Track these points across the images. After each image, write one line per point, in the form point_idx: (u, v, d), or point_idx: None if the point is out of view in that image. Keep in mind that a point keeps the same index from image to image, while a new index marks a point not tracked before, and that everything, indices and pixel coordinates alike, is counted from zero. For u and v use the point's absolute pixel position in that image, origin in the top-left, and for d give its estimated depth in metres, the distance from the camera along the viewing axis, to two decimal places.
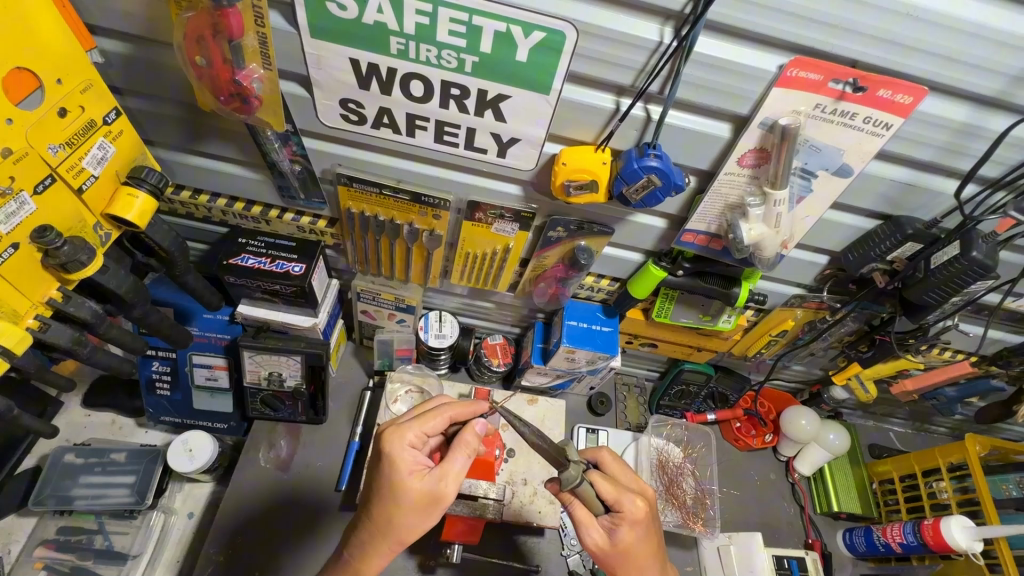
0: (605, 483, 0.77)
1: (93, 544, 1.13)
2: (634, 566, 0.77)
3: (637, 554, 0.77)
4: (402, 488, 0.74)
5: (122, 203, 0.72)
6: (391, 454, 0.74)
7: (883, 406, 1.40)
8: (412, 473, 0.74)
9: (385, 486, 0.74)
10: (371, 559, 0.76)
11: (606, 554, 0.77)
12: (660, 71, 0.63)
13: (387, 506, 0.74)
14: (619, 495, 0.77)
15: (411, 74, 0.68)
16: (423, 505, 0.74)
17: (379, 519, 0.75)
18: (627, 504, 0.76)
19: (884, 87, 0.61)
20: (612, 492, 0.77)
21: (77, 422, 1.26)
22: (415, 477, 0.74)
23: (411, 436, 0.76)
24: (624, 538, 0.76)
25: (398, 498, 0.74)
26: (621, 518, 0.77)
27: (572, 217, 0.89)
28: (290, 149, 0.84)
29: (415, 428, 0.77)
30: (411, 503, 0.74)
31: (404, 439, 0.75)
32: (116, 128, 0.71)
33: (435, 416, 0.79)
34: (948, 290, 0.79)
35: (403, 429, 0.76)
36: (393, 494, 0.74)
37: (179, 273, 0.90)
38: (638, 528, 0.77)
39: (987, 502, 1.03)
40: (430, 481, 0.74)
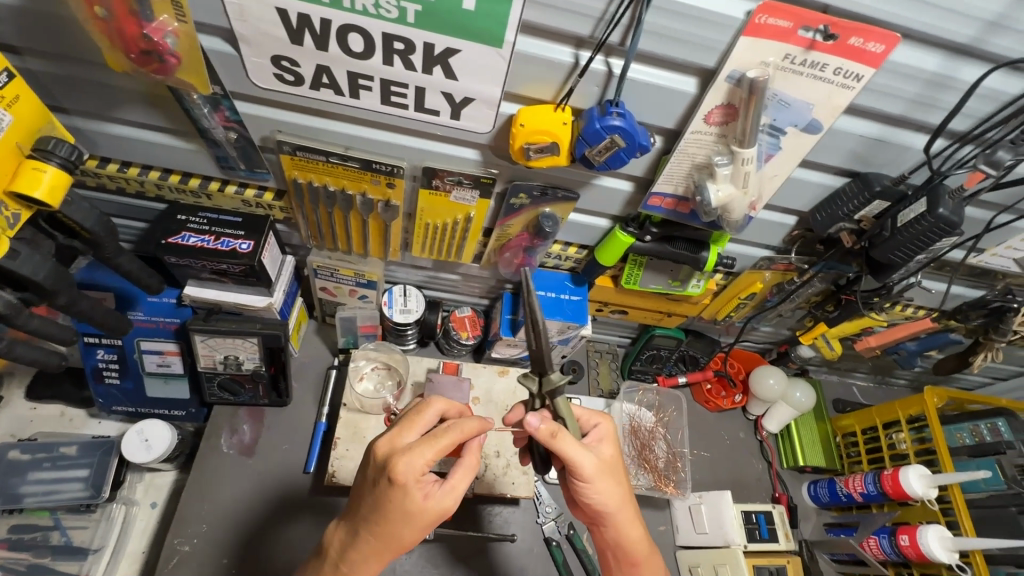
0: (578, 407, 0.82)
1: (49, 541, 1.08)
2: (620, 481, 0.79)
3: (619, 472, 0.79)
4: (415, 512, 0.70)
5: (27, 178, 0.64)
6: (405, 480, 0.69)
7: (847, 362, 1.43)
8: (426, 498, 0.70)
9: (395, 508, 0.70)
10: (370, 564, 0.75)
11: (600, 472, 0.75)
12: (620, 20, 0.58)
13: (397, 525, 0.71)
14: (593, 414, 0.82)
15: (349, 26, 0.61)
16: (430, 521, 0.73)
17: (387, 536, 0.72)
18: (600, 419, 0.82)
19: (856, 35, 0.57)
20: (587, 412, 0.82)
21: (21, 416, 1.19)
22: (428, 500, 0.71)
23: (427, 458, 0.70)
24: (607, 452, 0.80)
25: (408, 519, 0.71)
26: (602, 433, 0.80)
27: (535, 182, 0.85)
28: (223, 115, 0.76)
29: (425, 452, 0.70)
30: (422, 521, 0.71)
31: (419, 464, 0.70)
32: (10, 93, 0.62)
33: (444, 437, 0.71)
34: (914, 248, 0.79)
35: (416, 451, 0.70)
36: (405, 517, 0.70)
37: (110, 255, 0.82)
38: (615, 443, 0.81)
39: (942, 451, 1.07)
40: (442, 502, 0.71)
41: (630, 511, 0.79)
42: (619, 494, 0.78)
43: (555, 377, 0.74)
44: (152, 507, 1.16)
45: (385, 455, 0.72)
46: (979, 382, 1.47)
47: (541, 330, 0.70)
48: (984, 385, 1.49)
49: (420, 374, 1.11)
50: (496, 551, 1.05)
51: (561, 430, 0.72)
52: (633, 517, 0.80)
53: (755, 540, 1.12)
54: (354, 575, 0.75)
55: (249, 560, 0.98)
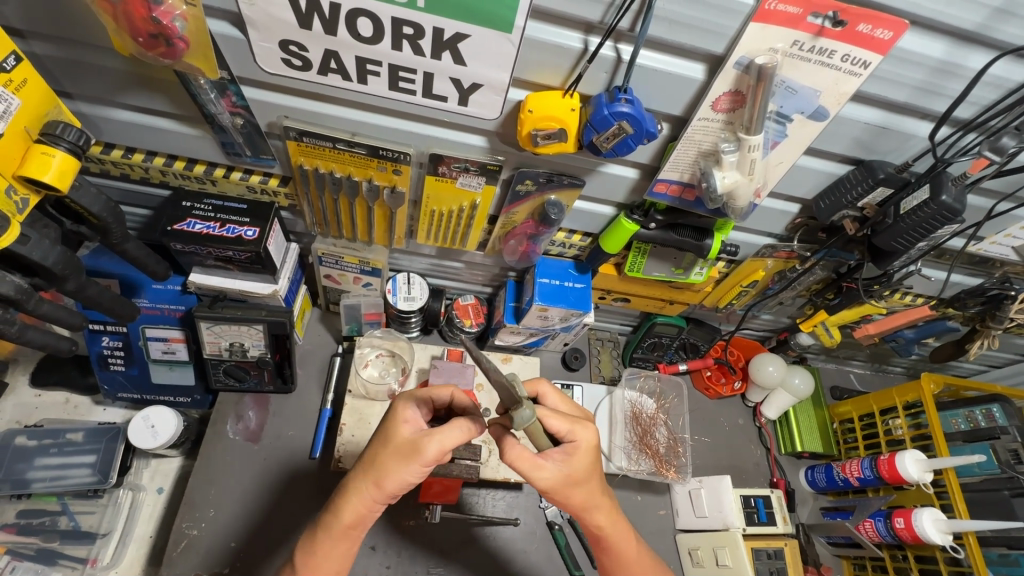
0: (556, 418, 0.77)
1: (58, 526, 1.09)
2: (586, 491, 0.77)
3: (585, 484, 0.77)
4: (393, 435, 0.74)
5: (36, 162, 0.64)
6: (394, 405, 0.77)
7: (845, 349, 1.45)
8: (405, 423, 0.75)
9: (382, 431, 0.76)
10: (352, 501, 0.75)
11: (560, 485, 0.75)
12: (630, 5, 0.58)
13: (377, 449, 0.75)
14: (573, 425, 0.77)
15: (358, 10, 0.61)
16: (405, 454, 0.72)
17: (370, 462, 0.74)
18: (578, 428, 0.77)
19: (864, 22, 0.58)
20: (566, 425, 0.77)
21: (27, 403, 1.19)
22: (406, 426, 0.74)
23: (418, 397, 0.79)
24: (576, 466, 0.76)
25: (386, 442, 0.74)
26: (575, 447, 0.76)
27: (541, 169, 0.85)
28: (229, 100, 0.76)
29: (419, 391, 0.80)
30: (397, 449, 0.73)
31: (409, 397, 0.78)
32: (18, 76, 0.62)
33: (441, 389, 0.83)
34: (916, 235, 0.80)
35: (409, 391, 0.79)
36: (386, 440, 0.74)
37: (116, 241, 0.83)
38: (591, 455, 0.77)
39: (938, 437, 1.09)
40: (418, 436, 0.72)
41: (597, 511, 0.80)
42: (580, 503, 0.78)
43: (515, 417, 0.67)
44: (159, 492, 1.17)
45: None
46: (974, 369, 1.50)
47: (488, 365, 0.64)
48: (979, 372, 1.51)
49: (425, 361, 1.12)
50: (500, 535, 1.07)
51: (516, 449, 0.72)
52: (603, 513, 0.81)
53: (753, 523, 1.14)
54: (339, 509, 0.75)
55: (258, 545, 1.00)
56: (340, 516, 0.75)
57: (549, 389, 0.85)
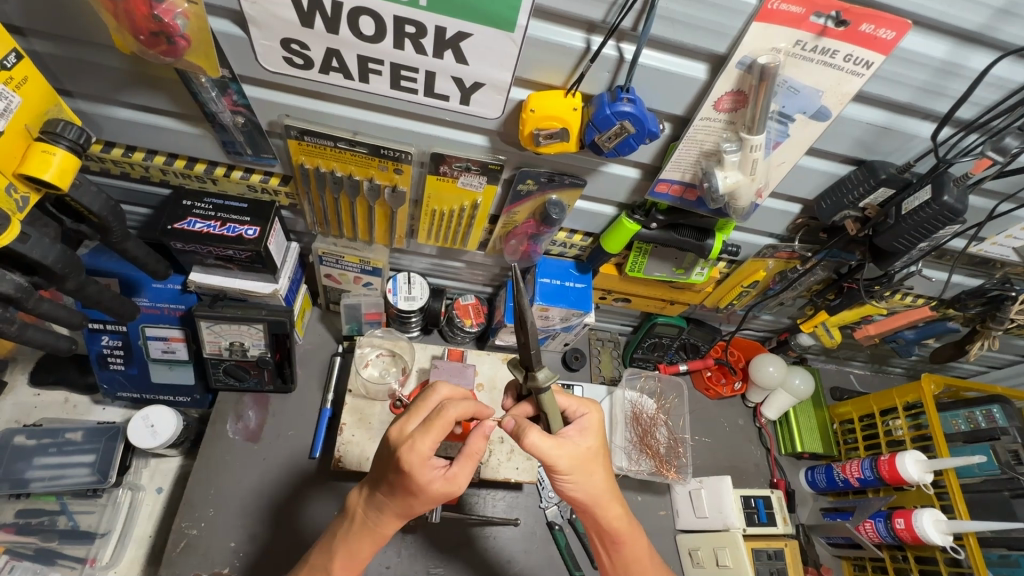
0: (563, 397, 0.82)
1: (57, 525, 1.09)
2: (600, 472, 0.78)
3: (601, 462, 0.79)
4: (424, 495, 0.72)
5: (36, 160, 0.64)
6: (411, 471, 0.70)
7: (845, 350, 1.45)
8: (430, 483, 0.71)
9: (404, 486, 0.72)
10: (386, 525, 0.78)
11: (577, 464, 0.76)
12: (633, 4, 0.58)
13: (407, 499, 0.73)
14: (581, 402, 0.82)
15: (361, 8, 0.61)
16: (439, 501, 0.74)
17: (402, 506, 0.74)
18: (587, 409, 0.81)
19: (867, 21, 0.58)
20: (575, 401, 0.82)
21: (26, 402, 1.19)
22: (434, 485, 0.71)
23: (430, 444, 0.70)
24: (588, 443, 0.78)
25: (415, 496, 0.72)
26: (589, 421, 0.80)
27: (543, 168, 0.85)
28: (231, 99, 0.76)
29: (429, 438, 0.70)
30: (429, 499, 0.73)
31: (426, 456, 0.70)
32: (19, 73, 0.61)
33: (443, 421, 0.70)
34: (918, 236, 0.80)
35: (420, 441, 0.70)
36: (416, 496, 0.72)
37: (117, 240, 0.82)
38: (600, 433, 0.80)
39: (937, 437, 1.09)
40: (449, 486, 0.72)
41: (612, 500, 0.80)
42: (596, 486, 0.78)
43: (539, 376, 0.74)
44: (158, 492, 1.16)
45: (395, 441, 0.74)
46: (973, 370, 1.50)
47: (528, 328, 0.69)
48: (978, 373, 1.51)
49: (425, 361, 1.11)
50: (500, 535, 1.07)
51: (532, 429, 0.73)
52: (617, 504, 0.81)
53: (754, 523, 1.14)
54: (372, 533, 0.78)
55: (258, 545, 0.99)
56: (372, 534, 0.78)
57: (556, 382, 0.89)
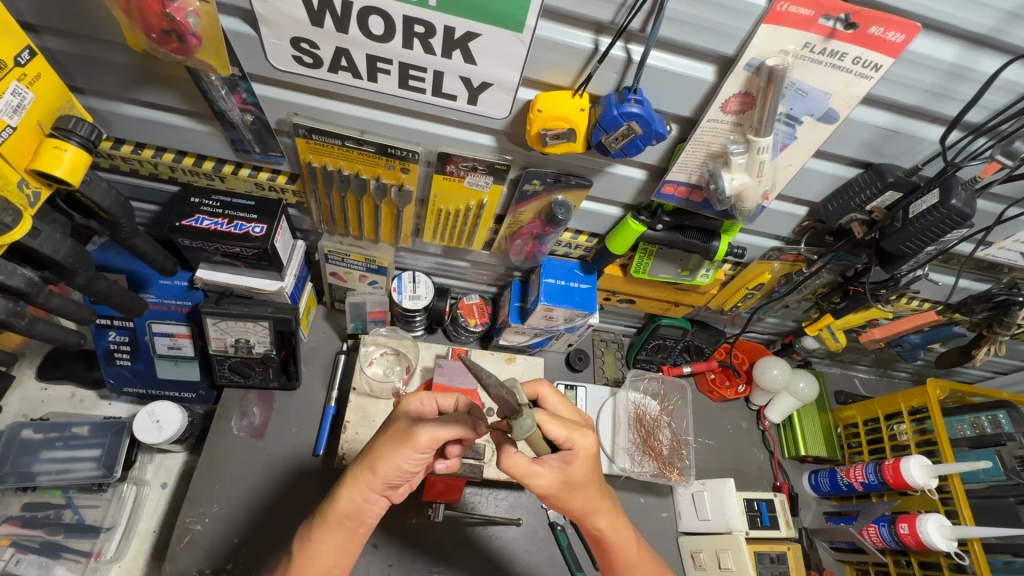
0: (555, 424, 0.72)
1: (62, 519, 1.10)
2: (584, 494, 0.76)
3: (586, 488, 0.76)
4: (393, 423, 0.78)
5: (48, 157, 0.65)
6: (403, 402, 0.81)
7: (850, 354, 1.44)
8: (405, 414, 0.79)
9: (388, 423, 0.81)
10: (348, 489, 0.77)
11: (558, 489, 0.74)
12: (642, 6, 0.58)
13: (379, 437, 0.79)
14: (572, 433, 0.72)
15: (371, 8, 0.62)
16: (397, 441, 0.74)
17: (370, 448, 0.78)
18: (578, 439, 0.73)
19: (876, 24, 0.58)
20: (565, 432, 0.72)
21: (33, 397, 1.20)
22: (406, 416, 0.78)
23: (426, 394, 0.83)
24: (573, 473, 0.73)
25: (387, 428, 0.78)
26: (574, 454, 0.73)
27: (549, 169, 0.85)
28: (240, 97, 0.77)
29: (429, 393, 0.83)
30: (391, 435, 0.76)
31: (418, 396, 0.82)
32: (32, 70, 0.62)
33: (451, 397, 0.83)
34: (925, 240, 0.80)
35: (419, 389, 0.83)
36: (387, 428, 0.78)
37: (126, 236, 0.83)
38: (590, 462, 0.74)
39: (943, 442, 1.08)
40: (411, 422, 0.75)
41: (601, 512, 0.80)
42: (580, 505, 0.77)
43: (514, 428, 0.64)
44: (163, 487, 1.17)
45: None
46: (979, 375, 1.49)
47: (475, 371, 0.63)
48: (984, 378, 1.50)
49: (429, 360, 1.12)
50: (502, 534, 1.07)
51: (505, 458, 0.72)
52: (606, 515, 0.80)
53: (756, 526, 1.14)
54: (334, 495, 0.79)
55: (262, 541, 1.00)
56: (335, 496, 0.79)
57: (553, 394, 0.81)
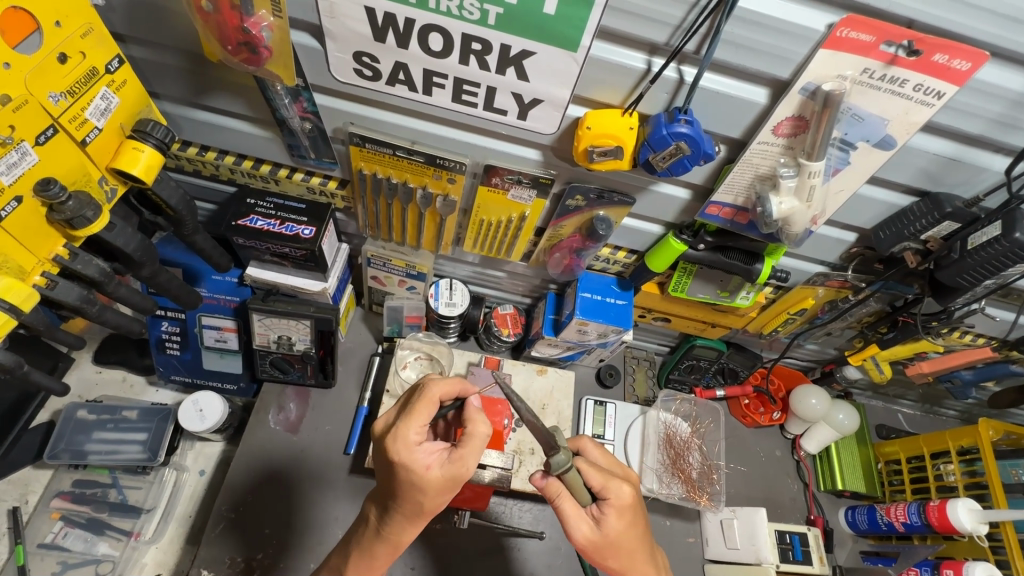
0: (592, 471, 0.77)
1: (108, 497, 1.16)
2: (618, 553, 0.77)
3: (626, 544, 0.77)
4: (424, 484, 0.71)
5: (127, 157, 0.70)
6: (404, 458, 0.71)
7: (894, 386, 1.39)
8: (429, 469, 0.71)
9: (405, 485, 0.72)
10: (410, 533, 0.78)
11: (596, 545, 0.76)
12: (699, 28, 0.59)
13: (415, 499, 0.72)
14: (607, 481, 0.76)
15: (431, 25, 0.64)
16: (449, 489, 0.73)
17: (410, 508, 0.74)
18: (613, 491, 0.76)
19: (941, 51, 0.56)
20: (601, 480, 0.76)
21: (88, 378, 1.27)
22: (434, 470, 0.71)
23: (415, 435, 0.73)
24: (613, 526, 0.75)
25: (419, 490, 0.72)
26: (610, 504, 0.76)
27: (593, 185, 0.86)
28: (301, 106, 0.81)
29: (413, 424, 0.73)
30: (436, 491, 0.72)
31: (411, 439, 0.72)
32: (119, 77, 0.67)
33: (425, 403, 0.75)
34: (984, 273, 0.76)
35: (405, 433, 0.72)
36: (416, 489, 0.71)
37: (188, 232, 0.88)
38: (627, 512, 0.76)
39: (995, 487, 1.03)
40: (452, 468, 0.71)
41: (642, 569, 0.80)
42: (616, 564, 0.77)
43: (551, 462, 0.73)
44: (200, 474, 1.21)
45: (382, 437, 0.76)
46: None
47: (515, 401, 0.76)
48: None
49: (462, 367, 1.13)
50: (524, 547, 1.07)
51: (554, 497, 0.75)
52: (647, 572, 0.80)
53: (788, 560, 1.08)
54: (399, 544, 0.79)
55: (291, 533, 1.03)
56: (394, 540, 0.78)
57: (594, 450, 0.85)
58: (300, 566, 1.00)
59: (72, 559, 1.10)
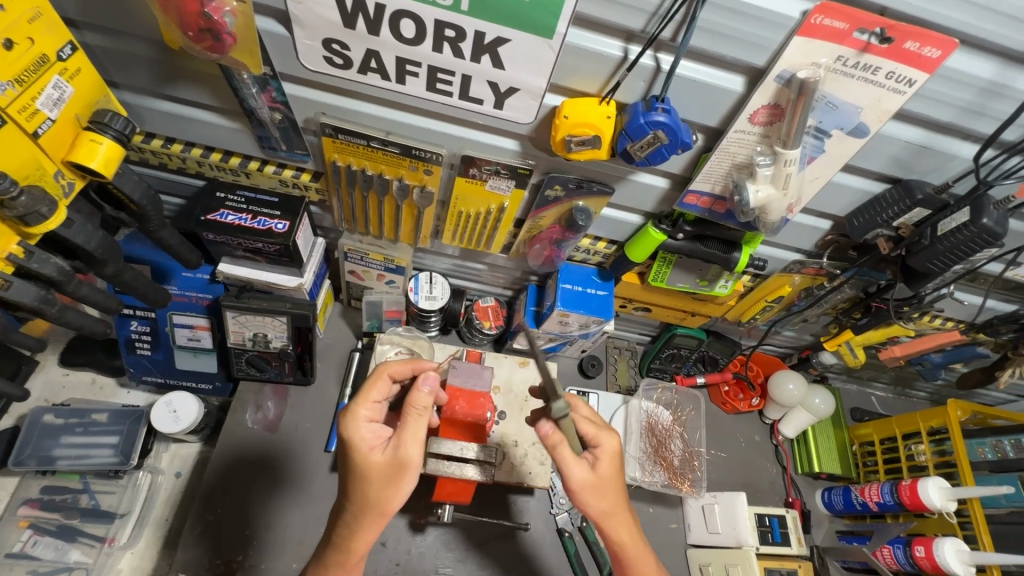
0: (585, 421, 0.77)
1: (79, 503, 1.12)
2: (611, 500, 0.76)
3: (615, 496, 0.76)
4: (364, 466, 0.72)
5: (84, 149, 0.66)
6: (349, 436, 0.73)
7: (868, 370, 1.42)
8: (371, 449, 0.72)
9: (349, 467, 0.73)
10: (362, 536, 0.75)
11: (590, 492, 0.75)
12: (674, 15, 0.58)
13: (358, 486, 0.73)
14: (599, 430, 0.77)
15: (402, 11, 0.62)
16: (389, 477, 0.72)
17: (354, 496, 0.73)
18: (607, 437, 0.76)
19: (912, 39, 0.57)
20: (592, 429, 0.77)
21: (55, 382, 1.22)
22: (375, 452, 0.72)
23: (365, 411, 0.76)
24: (604, 472, 0.75)
25: (360, 474, 0.72)
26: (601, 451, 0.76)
27: (572, 175, 0.85)
28: (270, 95, 0.78)
29: (365, 403, 0.76)
30: (376, 477, 0.72)
31: (357, 417, 0.74)
32: (73, 65, 0.64)
33: (380, 385, 0.77)
34: (952, 259, 0.78)
35: (354, 410, 0.75)
36: (357, 473, 0.72)
37: (154, 229, 0.85)
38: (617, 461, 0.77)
39: (963, 465, 1.07)
40: (391, 451, 0.71)
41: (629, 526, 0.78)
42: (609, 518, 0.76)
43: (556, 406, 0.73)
44: (176, 477, 1.19)
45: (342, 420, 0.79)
46: (1001, 399, 1.47)
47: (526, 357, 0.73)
48: (1007, 402, 1.47)
49: (443, 361, 1.12)
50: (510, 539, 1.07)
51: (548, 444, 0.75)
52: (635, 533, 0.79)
53: (767, 543, 1.12)
54: (350, 548, 0.75)
55: (272, 534, 1.01)
56: (348, 546, 0.75)
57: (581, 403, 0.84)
58: (281, 566, 0.99)
59: (43, 568, 1.06)
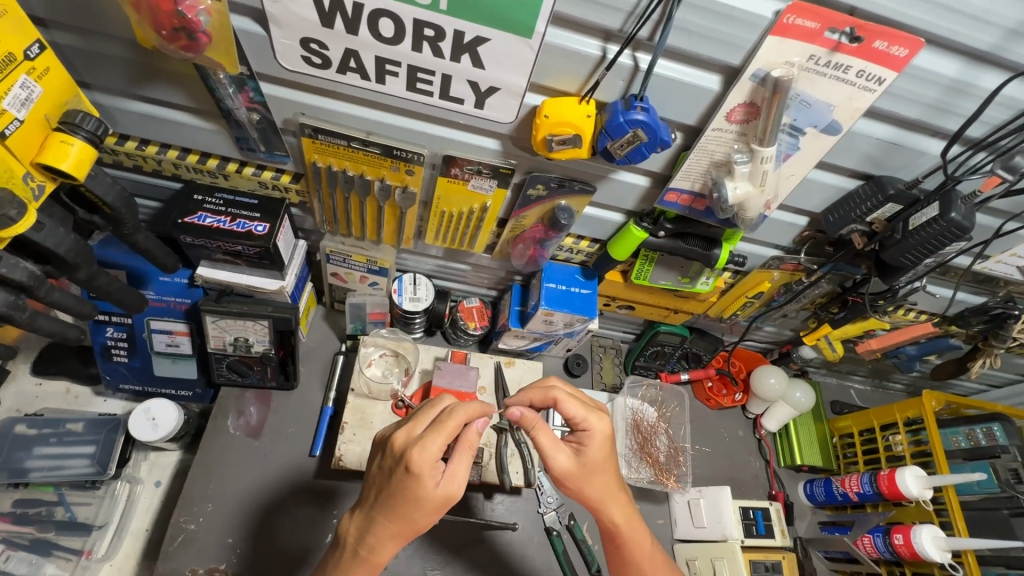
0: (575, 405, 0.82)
1: (54, 516, 1.09)
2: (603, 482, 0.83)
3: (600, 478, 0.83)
4: (423, 497, 0.72)
5: (54, 151, 0.65)
6: (418, 470, 0.71)
7: (847, 363, 1.45)
8: (435, 485, 0.72)
9: (404, 492, 0.72)
10: (387, 547, 0.76)
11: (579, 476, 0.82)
12: (651, 15, 0.59)
13: (406, 510, 0.73)
14: (589, 413, 0.82)
15: (380, 10, 0.62)
16: (439, 506, 0.74)
17: (399, 517, 0.74)
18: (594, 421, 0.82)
19: (881, 38, 0.58)
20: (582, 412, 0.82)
21: (26, 392, 1.19)
22: (436, 486, 0.73)
23: (434, 446, 0.72)
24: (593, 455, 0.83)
25: (417, 503, 0.73)
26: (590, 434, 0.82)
27: (553, 174, 0.86)
28: (247, 96, 0.77)
29: (435, 439, 0.72)
30: (430, 506, 0.73)
31: (429, 455, 0.71)
32: (41, 64, 0.62)
33: (449, 417, 0.73)
34: (924, 252, 0.80)
35: (425, 444, 0.71)
36: (414, 500, 0.72)
37: (129, 232, 0.83)
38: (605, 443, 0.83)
39: (938, 454, 1.09)
40: (449, 486, 0.73)
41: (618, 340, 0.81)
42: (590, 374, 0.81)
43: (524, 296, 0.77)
44: (156, 486, 1.16)
45: (400, 445, 0.74)
46: (974, 389, 1.51)
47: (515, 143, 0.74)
48: (979, 391, 1.52)
49: (429, 362, 1.10)
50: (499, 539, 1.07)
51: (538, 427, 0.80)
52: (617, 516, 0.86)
53: (753, 535, 1.14)
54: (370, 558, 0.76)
55: (254, 540, 0.99)
56: (373, 560, 0.76)
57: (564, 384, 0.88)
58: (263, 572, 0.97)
59: None
